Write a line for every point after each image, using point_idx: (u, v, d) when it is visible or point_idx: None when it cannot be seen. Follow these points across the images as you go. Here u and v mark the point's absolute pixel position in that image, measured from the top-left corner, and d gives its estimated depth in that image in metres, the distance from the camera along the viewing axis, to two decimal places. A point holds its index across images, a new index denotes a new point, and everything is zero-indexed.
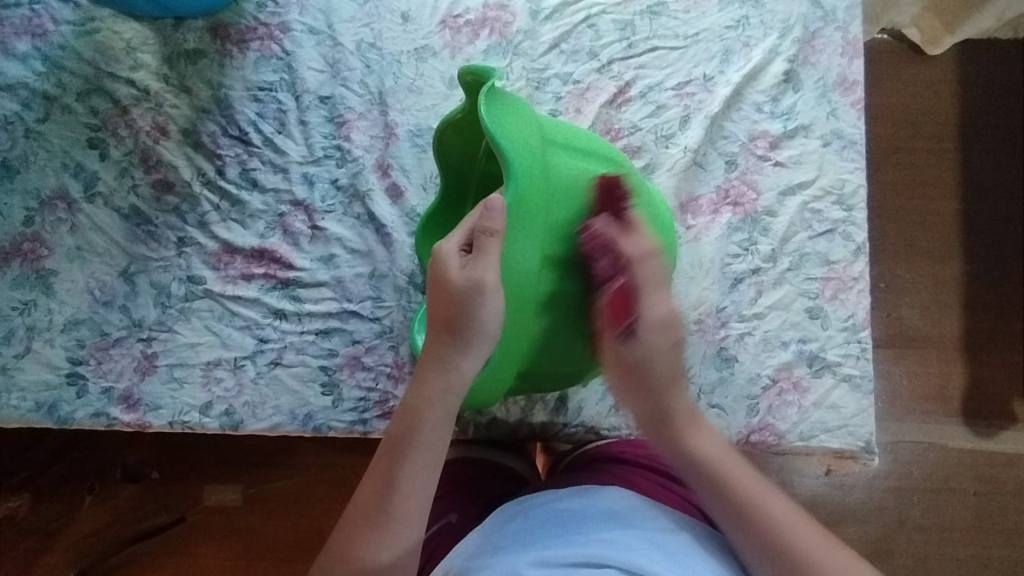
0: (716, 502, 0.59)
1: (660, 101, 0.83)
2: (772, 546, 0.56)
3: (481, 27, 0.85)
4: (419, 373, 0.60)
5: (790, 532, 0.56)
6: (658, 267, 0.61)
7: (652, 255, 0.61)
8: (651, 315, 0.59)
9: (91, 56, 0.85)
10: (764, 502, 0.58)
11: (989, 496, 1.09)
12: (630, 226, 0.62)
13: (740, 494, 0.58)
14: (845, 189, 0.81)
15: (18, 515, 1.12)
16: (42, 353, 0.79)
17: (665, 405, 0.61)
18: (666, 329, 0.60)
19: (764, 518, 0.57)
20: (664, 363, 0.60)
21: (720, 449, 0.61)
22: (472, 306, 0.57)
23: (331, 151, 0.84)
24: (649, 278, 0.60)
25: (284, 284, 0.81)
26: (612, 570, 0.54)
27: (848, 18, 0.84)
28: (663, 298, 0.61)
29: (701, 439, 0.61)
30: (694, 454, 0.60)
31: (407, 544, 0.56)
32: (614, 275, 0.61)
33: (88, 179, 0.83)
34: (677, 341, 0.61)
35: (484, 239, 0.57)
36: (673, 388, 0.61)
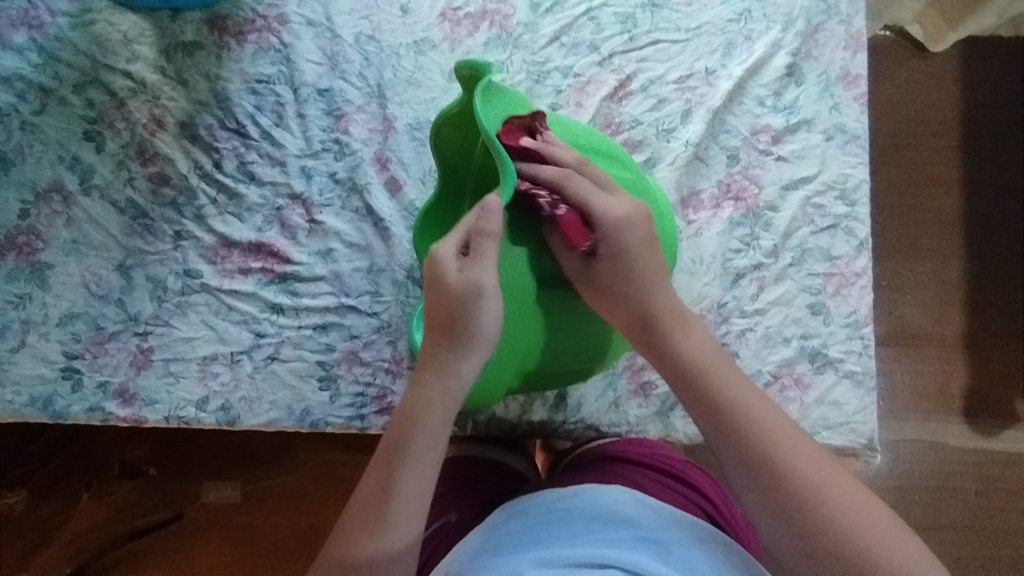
0: (695, 403, 0.60)
1: (661, 94, 0.83)
2: (744, 443, 0.56)
3: (481, 20, 0.84)
4: (417, 375, 0.59)
5: (765, 434, 0.56)
6: (596, 176, 0.62)
7: (584, 167, 0.62)
8: (609, 216, 0.60)
9: (88, 47, 0.85)
10: (743, 401, 0.58)
11: (991, 495, 1.08)
12: (547, 143, 0.61)
13: (711, 382, 0.59)
14: (847, 184, 0.80)
15: (15, 512, 1.11)
16: (37, 347, 0.79)
17: (639, 303, 0.61)
18: (627, 223, 0.60)
19: (739, 418, 0.57)
20: (635, 262, 0.61)
21: (703, 350, 0.61)
22: (469, 310, 0.56)
23: (330, 145, 0.83)
24: (589, 189, 0.60)
25: (282, 278, 0.80)
26: (614, 571, 0.54)
27: (851, 12, 0.83)
28: (615, 199, 0.61)
29: (685, 335, 0.62)
30: (675, 353, 0.61)
31: (405, 550, 0.56)
32: (556, 204, 0.59)
33: (84, 172, 0.82)
34: (652, 235, 0.62)
35: (479, 241, 0.56)
36: (648, 288, 0.61)
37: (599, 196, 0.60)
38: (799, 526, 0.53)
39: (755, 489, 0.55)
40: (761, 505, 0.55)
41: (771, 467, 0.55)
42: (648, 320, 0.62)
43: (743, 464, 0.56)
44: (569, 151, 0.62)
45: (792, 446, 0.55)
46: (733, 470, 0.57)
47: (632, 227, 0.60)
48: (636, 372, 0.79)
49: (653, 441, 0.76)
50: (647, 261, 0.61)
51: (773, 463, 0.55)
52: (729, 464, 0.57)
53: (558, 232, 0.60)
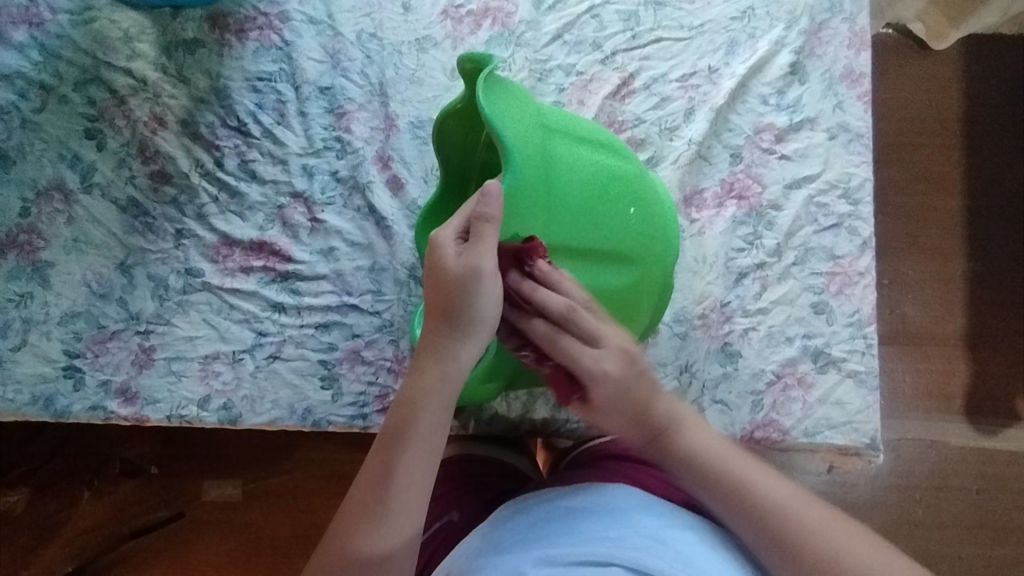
0: (712, 499, 0.59)
1: (664, 92, 0.82)
2: (776, 527, 0.56)
3: (483, 18, 0.84)
4: (416, 362, 0.59)
5: (789, 514, 0.56)
6: (586, 325, 0.59)
7: (570, 322, 0.58)
8: (595, 378, 0.59)
9: (88, 45, 0.84)
10: (757, 485, 0.58)
11: (992, 493, 1.08)
12: (532, 300, 0.59)
13: (722, 469, 0.59)
14: (851, 183, 0.80)
15: (16, 510, 1.11)
16: (38, 346, 0.78)
17: (644, 417, 0.61)
18: (616, 384, 0.59)
19: (759, 504, 0.57)
20: (633, 393, 0.60)
21: (709, 440, 0.61)
22: (467, 294, 0.56)
23: (331, 143, 0.83)
24: (575, 348, 0.59)
25: (284, 277, 0.80)
26: (617, 569, 0.54)
27: (855, 10, 0.83)
28: (600, 350, 0.59)
29: (689, 436, 0.61)
30: (683, 452, 0.60)
31: (405, 538, 0.55)
32: (543, 359, 0.61)
33: (85, 170, 0.82)
34: (644, 367, 0.60)
35: (480, 227, 0.55)
36: (650, 402, 0.61)
37: (582, 349, 0.59)
38: None
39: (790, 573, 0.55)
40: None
41: (801, 549, 0.55)
42: (655, 426, 0.61)
43: (774, 548, 0.56)
44: (558, 295, 0.59)
45: (815, 521, 0.55)
46: (764, 556, 0.56)
47: (625, 377, 0.59)
48: None
49: None
50: (644, 382, 0.60)
51: (802, 542, 0.55)
52: (759, 552, 0.56)
53: (547, 380, 0.62)
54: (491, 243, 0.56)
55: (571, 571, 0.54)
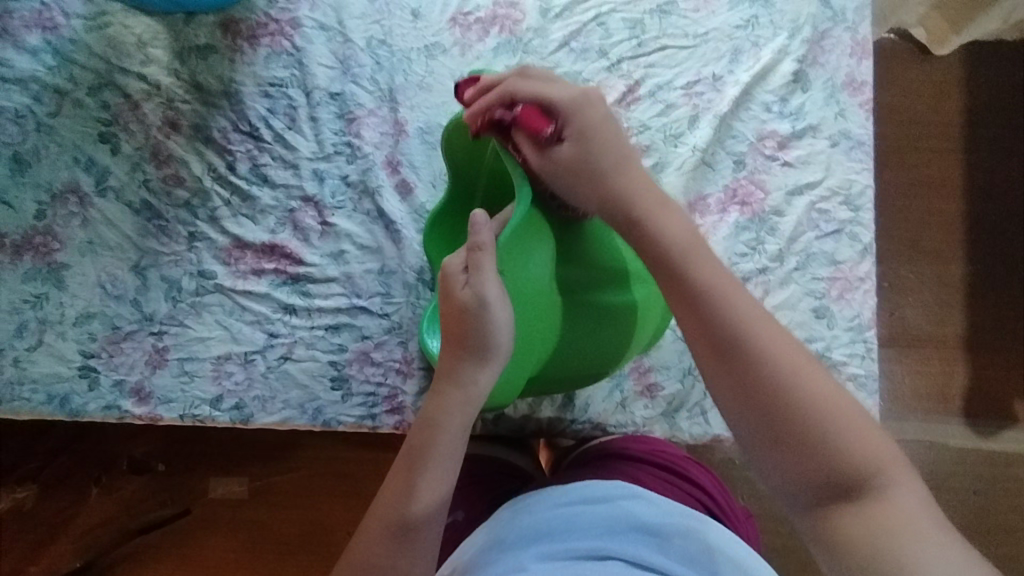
0: (667, 290, 0.58)
1: (669, 100, 0.84)
2: (712, 326, 0.55)
3: (491, 25, 0.85)
4: (435, 385, 0.60)
5: (756, 342, 0.53)
6: (541, 75, 0.64)
7: (526, 73, 0.63)
8: (560, 102, 0.62)
9: (103, 50, 0.86)
10: (732, 304, 0.55)
11: (989, 493, 1.10)
12: (483, 86, 0.64)
13: (680, 262, 0.57)
14: (852, 190, 0.81)
15: (25, 505, 1.13)
16: (54, 346, 0.80)
17: (603, 190, 0.61)
18: (579, 107, 0.62)
19: (726, 319, 0.55)
20: (594, 137, 0.61)
21: (686, 235, 0.59)
22: (479, 322, 0.58)
23: (341, 148, 0.84)
24: (538, 87, 0.62)
25: (295, 279, 0.82)
26: (615, 561, 0.56)
27: (857, 19, 0.84)
28: (567, 88, 0.63)
29: (664, 225, 0.59)
30: (657, 249, 0.59)
31: (425, 555, 0.57)
32: (510, 110, 0.62)
33: (99, 173, 0.84)
34: (603, 110, 0.62)
35: (475, 255, 0.57)
36: (608, 169, 0.61)
37: (550, 88, 0.62)
38: (772, 423, 0.52)
39: (716, 361, 0.54)
40: (735, 409, 0.53)
41: (743, 352, 0.53)
42: (619, 208, 0.60)
43: (712, 349, 0.54)
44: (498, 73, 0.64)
45: (783, 358, 0.53)
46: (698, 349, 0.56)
47: (586, 110, 0.62)
48: (643, 374, 0.81)
49: (659, 440, 0.77)
50: (609, 148, 0.61)
51: (743, 347, 0.53)
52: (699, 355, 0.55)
53: (523, 129, 0.62)
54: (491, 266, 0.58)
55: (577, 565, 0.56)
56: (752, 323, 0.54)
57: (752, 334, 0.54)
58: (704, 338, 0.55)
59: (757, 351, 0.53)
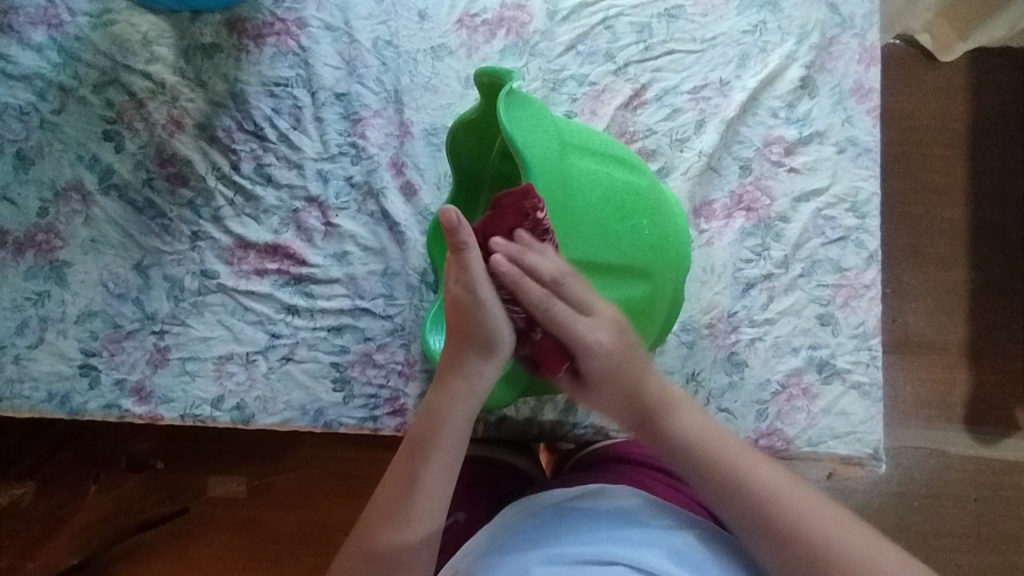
0: (692, 474, 0.59)
1: (675, 104, 0.83)
2: (748, 506, 0.56)
3: (498, 27, 0.85)
4: (439, 375, 0.59)
5: (795, 514, 0.54)
6: (577, 291, 0.58)
7: (561, 287, 0.57)
8: (589, 346, 0.58)
9: (108, 48, 0.86)
10: (758, 477, 0.56)
11: (990, 502, 1.09)
12: (522, 264, 0.55)
13: (702, 445, 0.59)
14: (858, 197, 0.81)
15: (23, 503, 1.12)
16: (55, 344, 0.80)
17: (628, 399, 0.61)
18: (605, 349, 0.59)
19: (749, 483, 0.56)
20: (616, 368, 0.59)
21: (702, 423, 0.60)
22: (478, 315, 0.55)
23: (346, 149, 0.84)
24: (568, 317, 0.57)
25: (298, 280, 0.81)
26: (621, 567, 0.56)
27: (865, 25, 0.84)
28: (595, 318, 0.58)
29: (681, 417, 0.60)
30: (670, 432, 0.60)
31: (427, 545, 0.56)
32: (532, 327, 0.58)
33: (103, 171, 0.83)
34: (631, 342, 0.60)
35: (460, 255, 0.53)
36: (635, 382, 0.60)
37: (577, 320, 0.57)
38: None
39: (765, 543, 0.55)
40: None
41: (781, 525, 0.54)
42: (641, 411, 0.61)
43: (751, 526, 0.56)
44: (550, 259, 0.57)
45: (823, 521, 0.54)
46: (746, 533, 0.56)
47: (616, 349, 0.59)
48: None
49: None
50: (631, 360, 0.60)
51: (779, 518, 0.55)
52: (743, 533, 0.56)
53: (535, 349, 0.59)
54: (479, 264, 0.54)
55: (579, 569, 0.55)
56: (780, 490, 0.56)
57: (789, 506, 0.55)
58: (747, 524, 0.56)
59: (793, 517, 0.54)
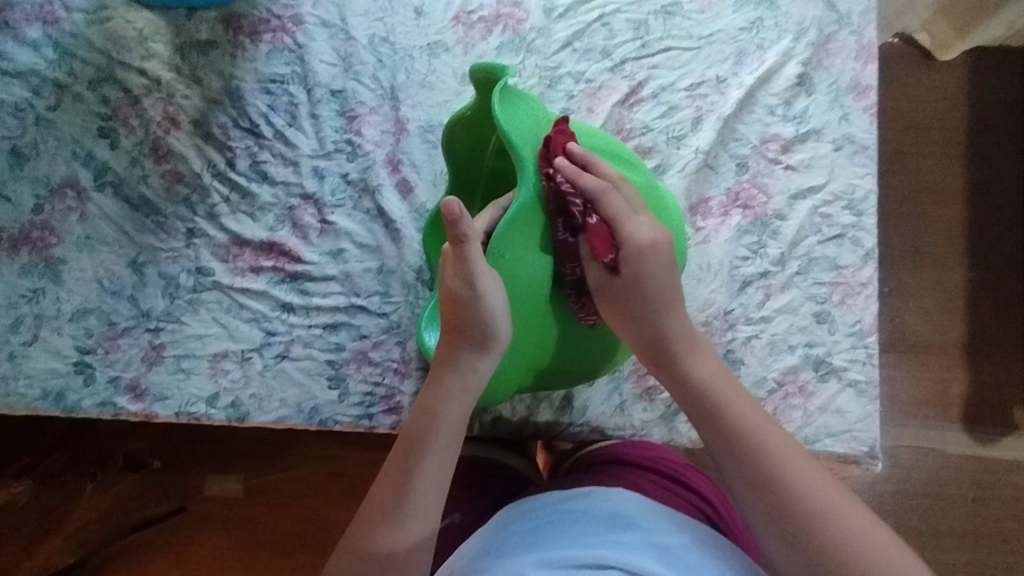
0: (699, 420, 0.59)
1: (672, 101, 0.83)
2: (746, 457, 0.55)
3: (494, 24, 0.85)
4: (434, 373, 0.61)
5: (788, 467, 0.53)
6: (628, 197, 0.61)
7: (618, 189, 0.62)
8: (634, 240, 0.60)
9: (103, 45, 0.85)
10: (762, 432, 0.56)
11: (988, 501, 1.09)
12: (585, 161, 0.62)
13: (717, 395, 0.59)
14: (855, 194, 0.81)
15: (20, 501, 1.12)
16: (49, 341, 0.79)
17: (647, 324, 0.61)
18: (651, 250, 0.60)
19: (752, 438, 0.55)
20: (646, 279, 0.60)
21: (719, 372, 0.60)
22: (474, 309, 0.58)
23: (342, 146, 0.83)
24: (620, 208, 0.60)
25: (293, 277, 0.81)
26: (615, 571, 0.54)
27: (863, 22, 0.84)
28: (645, 221, 0.61)
29: (697, 358, 0.61)
30: (685, 370, 0.60)
31: (421, 545, 0.55)
32: (586, 213, 0.60)
33: (98, 168, 0.83)
34: (671, 265, 0.61)
35: (461, 246, 0.56)
36: (657, 314, 0.61)
37: (631, 215, 0.60)
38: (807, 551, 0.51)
39: (756, 504, 0.53)
40: (766, 527, 0.53)
41: (777, 483, 0.53)
42: (659, 343, 0.61)
43: (748, 482, 0.54)
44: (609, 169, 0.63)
45: (830, 498, 0.52)
46: (740, 489, 0.55)
47: (659, 250, 0.60)
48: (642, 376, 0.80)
49: (661, 449, 0.77)
50: (667, 281, 0.61)
51: (775, 476, 0.53)
52: (737, 487, 0.55)
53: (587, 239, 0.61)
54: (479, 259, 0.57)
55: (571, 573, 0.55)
56: (782, 453, 0.54)
57: (787, 468, 0.53)
58: (742, 477, 0.55)
59: (788, 480, 0.53)
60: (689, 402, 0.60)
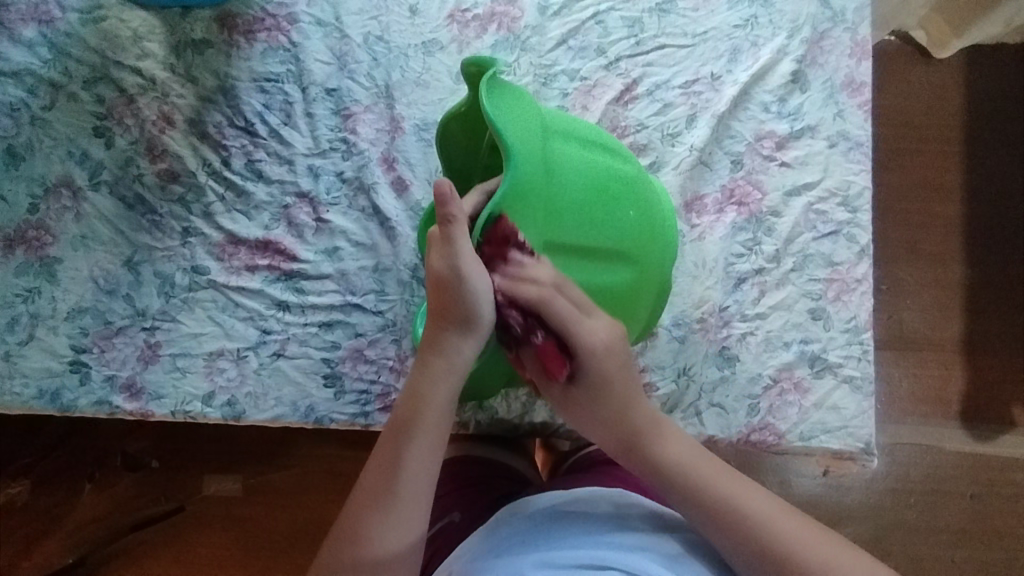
0: (684, 504, 0.59)
1: (667, 99, 0.83)
2: (739, 535, 0.56)
3: (489, 22, 0.85)
4: (420, 354, 0.59)
5: (788, 540, 0.55)
6: (575, 297, 0.58)
7: (561, 290, 0.57)
8: (592, 347, 0.58)
9: (98, 44, 0.85)
10: (752, 505, 0.57)
11: (986, 498, 1.09)
12: (516, 276, 0.56)
13: (690, 477, 0.59)
14: (850, 191, 0.81)
15: (18, 501, 1.12)
16: (45, 340, 0.79)
17: (617, 423, 0.61)
18: (608, 351, 0.58)
19: (738, 511, 0.57)
20: (608, 375, 0.59)
21: (689, 453, 0.60)
22: (457, 293, 0.55)
23: (337, 144, 0.84)
24: (569, 313, 0.57)
25: (288, 276, 0.81)
26: (614, 571, 0.56)
27: (857, 20, 0.84)
28: (594, 319, 0.58)
29: (665, 441, 0.61)
30: (656, 458, 0.60)
31: (413, 526, 0.56)
32: (530, 334, 0.57)
33: (93, 167, 0.83)
34: (626, 355, 0.60)
35: (448, 228, 0.53)
36: (626, 408, 0.60)
37: (580, 318, 0.57)
38: None
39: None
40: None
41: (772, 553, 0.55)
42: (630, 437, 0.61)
43: (747, 557, 0.56)
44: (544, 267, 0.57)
45: (823, 552, 0.54)
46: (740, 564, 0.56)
47: (614, 348, 0.59)
48: None
49: None
50: (624, 374, 0.59)
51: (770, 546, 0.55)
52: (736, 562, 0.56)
53: (538, 359, 0.58)
54: (464, 241, 0.54)
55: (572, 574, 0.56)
56: (767, 518, 0.56)
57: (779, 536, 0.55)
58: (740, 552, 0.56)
59: (779, 544, 0.55)
60: (666, 490, 0.60)
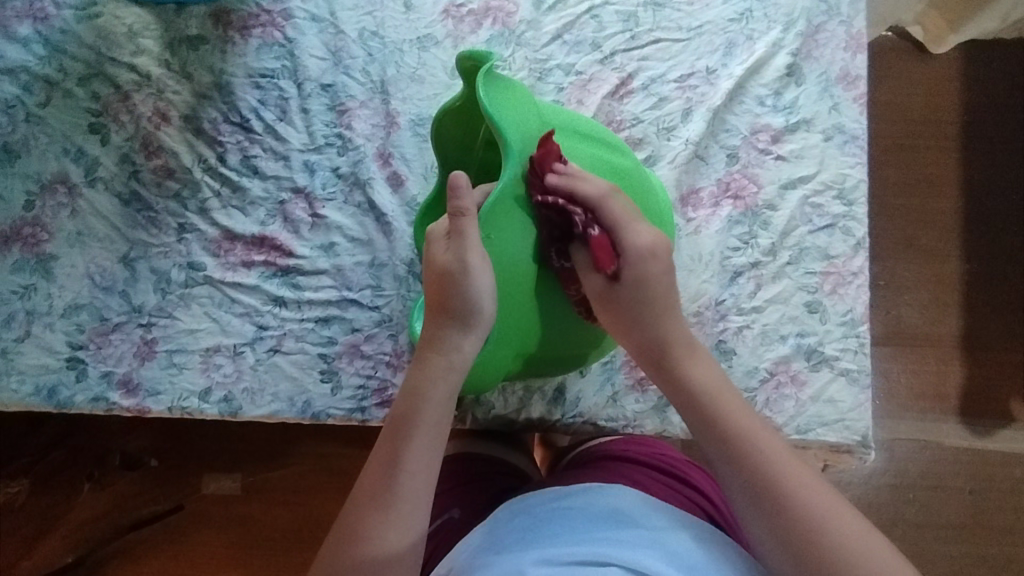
0: (700, 427, 0.59)
1: (662, 93, 0.83)
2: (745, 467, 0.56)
3: (484, 17, 0.85)
4: (420, 353, 0.61)
5: (791, 488, 0.54)
6: (625, 203, 0.61)
7: (615, 194, 0.61)
8: (641, 244, 0.60)
9: (93, 41, 0.85)
10: (766, 450, 0.56)
11: (985, 493, 1.09)
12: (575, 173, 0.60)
13: (710, 402, 0.59)
14: (846, 183, 0.81)
15: (18, 500, 1.12)
16: (41, 337, 0.79)
17: (651, 329, 0.61)
18: (653, 253, 0.60)
19: (745, 446, 0.56)
20: (651, 275, 0.60)
21: (721, 384, 0.60)
22: (458, 286, 0.58)
23: (332, 139, 0.84)
24: (621, 214, 0.60)
25: (284, 271, 0.81)
26: (615, 569, 0.55)
27: (852, 12, 0.84)
28: (644, 226, 0.61)
29: (696, 366, 0.61)
30: (685, 377, 0.61)
31: (414, 521, 0.55)
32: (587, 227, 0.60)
33: (89, 164, 0.83)
34: (669, 262, 0.61)
35: (459, 219, 0.58)
36: (658, 321, 0.61)
37: (631, 219, 0.61)
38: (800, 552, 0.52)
39: (757, 513, 0.54)
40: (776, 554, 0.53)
41: (772, 492, 0.54)
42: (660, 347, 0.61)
43: (749, 492, 0.55)
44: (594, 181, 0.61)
45: (821, 503, 0.53)
46: (740, 499, 0.56)
47: (659, 254, 0.60)
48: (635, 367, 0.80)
49: (662, 444, 0.77)
50: (666, 280, 0.61)
51: (771, 485, 0.54)
52: (736, 496, 0.56)
53: (587, 252, 0.61)
54: (471, 233, 0.58)
55: (573, 570, 0.55)
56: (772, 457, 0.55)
57: (782, 477, 0.54)
58: (742, 485, 0.56)
59: (781, 482, 0.54)
60: (685, 410, 0.60)
